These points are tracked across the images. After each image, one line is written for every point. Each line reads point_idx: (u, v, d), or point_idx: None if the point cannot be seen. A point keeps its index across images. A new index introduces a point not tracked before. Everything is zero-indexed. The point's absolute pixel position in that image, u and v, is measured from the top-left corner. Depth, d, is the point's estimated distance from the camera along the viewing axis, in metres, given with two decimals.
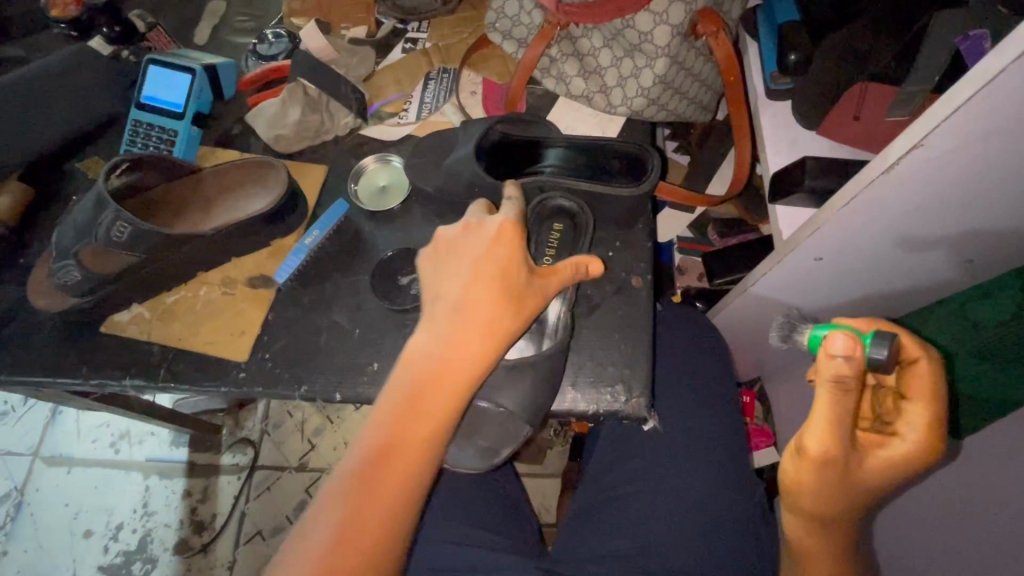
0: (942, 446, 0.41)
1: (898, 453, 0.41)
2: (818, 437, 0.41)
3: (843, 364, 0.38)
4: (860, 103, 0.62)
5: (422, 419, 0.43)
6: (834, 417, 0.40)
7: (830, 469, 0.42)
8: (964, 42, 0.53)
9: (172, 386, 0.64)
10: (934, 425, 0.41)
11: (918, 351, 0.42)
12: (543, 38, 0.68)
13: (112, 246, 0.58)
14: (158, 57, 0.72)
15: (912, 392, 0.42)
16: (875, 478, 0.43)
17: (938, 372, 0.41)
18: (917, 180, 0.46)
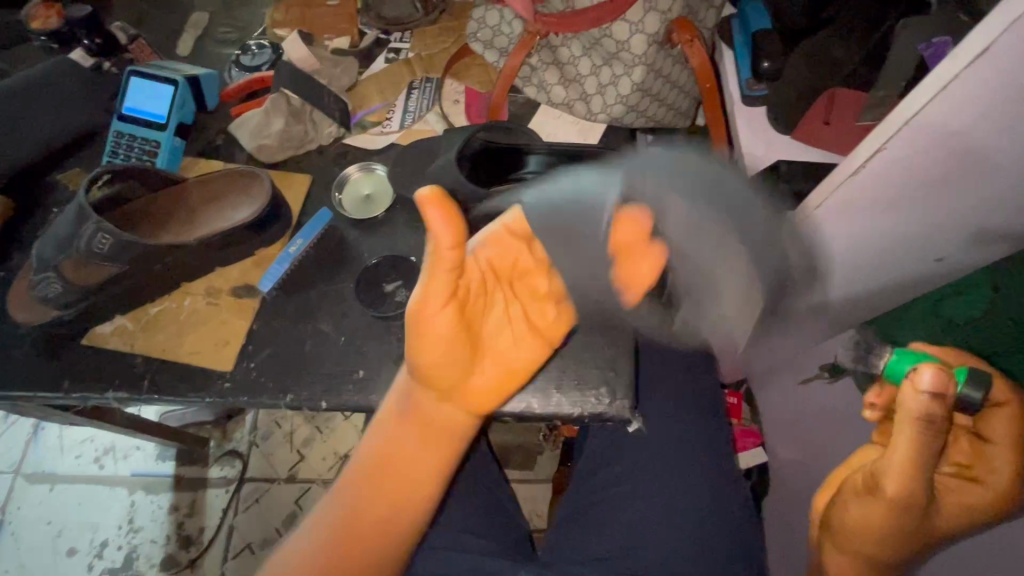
0: (1022, 496, 0.46)
1: (981, 501, 0.47)
2: (898, 481, 0.44)
3: (934, 404, 0.42)
4: (830, 108, 0.66)
5: (414, 433, 0.56)
6: (912, 458, 0.44)
7: (910, 511, 0.46)
8: (929, 49, 0.56)
9: (156, 397, 0.63)
10: (1021, 473, 0.46)
11: (1009, 395, 0.47)
12: (523, 48, 0.69)
13: (95, 256, 0.59)
14: (141, 68, 0.72)
15: (999, 436, 0.47)
16: (953, 522, 0.48)
17: (1021, 421, 0.46)
18: (882, 183, 0.48)
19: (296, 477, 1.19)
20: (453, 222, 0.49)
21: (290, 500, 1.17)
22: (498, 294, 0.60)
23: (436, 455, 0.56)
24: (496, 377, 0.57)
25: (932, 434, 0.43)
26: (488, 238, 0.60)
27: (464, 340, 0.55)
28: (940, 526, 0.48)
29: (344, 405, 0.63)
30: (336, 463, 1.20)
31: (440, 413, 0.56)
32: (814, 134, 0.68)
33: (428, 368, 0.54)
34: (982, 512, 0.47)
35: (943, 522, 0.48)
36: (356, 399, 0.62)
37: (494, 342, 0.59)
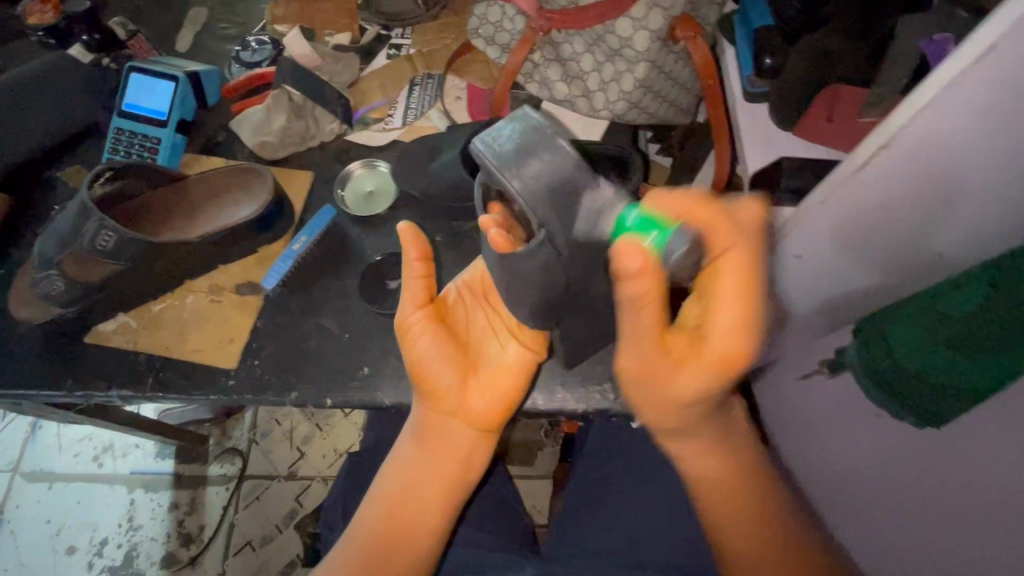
0: (744, 348, 0.45)
1: (699, 362, 0.46)
2: (632, 358, 0.48)
3: (643, 280, 0.42)
4: (833, 103, 0.66)
5: (432, 455, 0.58)
6: (640, 334, 0.46)
7: (653, 380, 0.48)
8: (929, 46, 0.59)
9: (160, 395, 0.63)
10: (740, 325, 0.44)
11: (728, 243, 0.45)
12: (526, 43, 0.69)
13: (97, 254, 0.58)
14: (141, 64, 0.72)
15: (721, 286, 0.45)
16: (683, 390, 0.48)
17: (743, 266, 0.44)
18: (886, 181, 0.48)
19: (296, 474, 1.19)
20: (422, 254, 0.58)
21: (291, 498, 1.17)
22: (478, 312, 0.63)
23: (451, 473, 0.58)
24: (488, 389, 0.59)
25: (659, 299, 0.45)
26: (468, 272, 0.66)
27: (449, 346, 0.58)
28: (688, 390, 0.48)
29: (349, 401, 0.63)
30: (336, 460, 1.19)
31: (440, 425, 0.59)
32: (814, 130, 0.68)
33: (419, 373, 0.58)
34: (715, 370, 0.46)
35: (681, 383, 0.47)
36: (362, 397, 0.63)
37: (483, 356, 0.61)
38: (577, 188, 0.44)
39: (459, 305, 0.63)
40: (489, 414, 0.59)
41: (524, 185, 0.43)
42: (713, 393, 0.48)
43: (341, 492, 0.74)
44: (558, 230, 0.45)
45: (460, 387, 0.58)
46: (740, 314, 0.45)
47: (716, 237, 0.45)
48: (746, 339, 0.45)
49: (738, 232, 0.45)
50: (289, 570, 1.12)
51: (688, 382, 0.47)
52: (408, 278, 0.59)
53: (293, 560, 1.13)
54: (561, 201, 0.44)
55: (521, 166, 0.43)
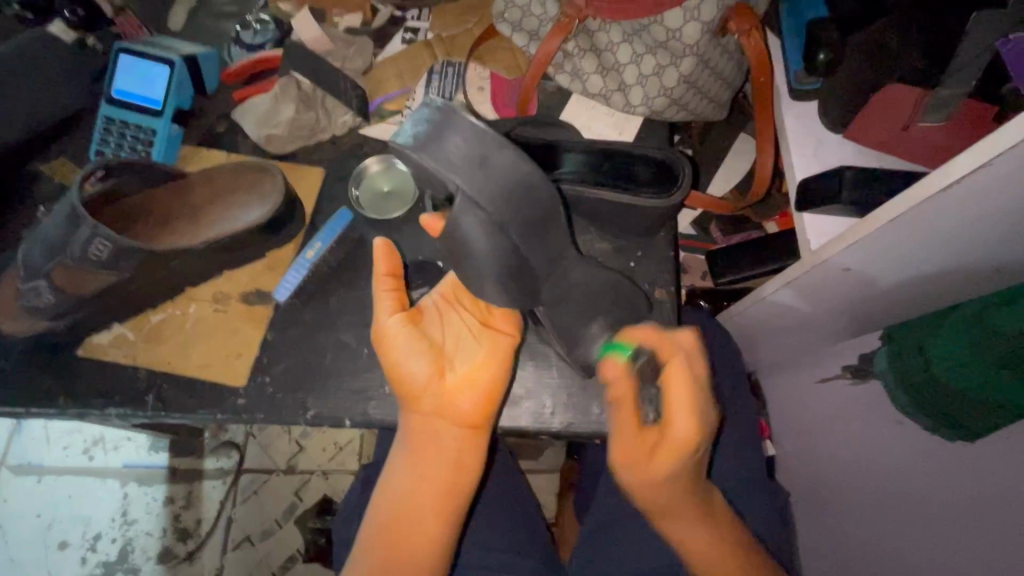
0: (700, 425, 0.48)
1: (669, 443, 0.48)
2: (617, 447, 0.51)
3: (620, 382, 0.51)
4: (914, 112, 0.58)
5: (430, 464, 0.54)
6: (624, 424, 0.51)
7: (636, 468, 0.51)
8: (1005, 46, 0.51)
9: (162, 413, 0.58)
10: (693, 407, 0.48)
11: (669, 354, 0.50)
12: (561, 31, 0.62)
13: (90, 264, 0.53)
14: (130, 45, 0.65)
15: (672, 379, 0.49)
16: (661, 473, 0.49)
17: (683, 364, 0.49)
18: (975, 199, 0.43)
19: (295, 468, 1.14)
20: (387, 268, 0.55)
21: (291, 492, 1.13)
22: (454, 314, 0.57)
23: (454, 481, 0.54)
24: (467, 383, 0.54)
25: (628, 403, 0.51)
26: (441, 281, 0.60)
27: (421, 342, 0.54)
28: (663, 476, 0.49)
29: (370, 420, 0.59)
30: (336, 454, 1.15)
31: (426, 430, 0.54)
32: (876, 133, 0.62)
33: (396, 376, 0.54)
34: (683, 450, 0.48)
35: (658, 467, 0.49)
36: (383, 416, 0.59)
37: (459, 353, 0.56)
38: (491, 151, 0.42)
39: (433, 310, 0.57)
40: (474, 411, 0.54)
41: (439, 159, 0.42)
42: (683, 480, 0.51)
43: (351, 505, 0.70)
44: (479, 192, 0.43)
45: (437, 382, 0.54)
46: (689, 397, 0.48)
47: (662, 347, 0.51)
48: (696, 426, 0.48)
49: (678, 349, 0.50)
50: (289, 566, 1.09)
51: (660, 469, 0.49)
52: (378, 291, 0.56)
53: (294, 555, 1.10)
54: (478, 168, 0.42)
55: (430, 140, 0.42)
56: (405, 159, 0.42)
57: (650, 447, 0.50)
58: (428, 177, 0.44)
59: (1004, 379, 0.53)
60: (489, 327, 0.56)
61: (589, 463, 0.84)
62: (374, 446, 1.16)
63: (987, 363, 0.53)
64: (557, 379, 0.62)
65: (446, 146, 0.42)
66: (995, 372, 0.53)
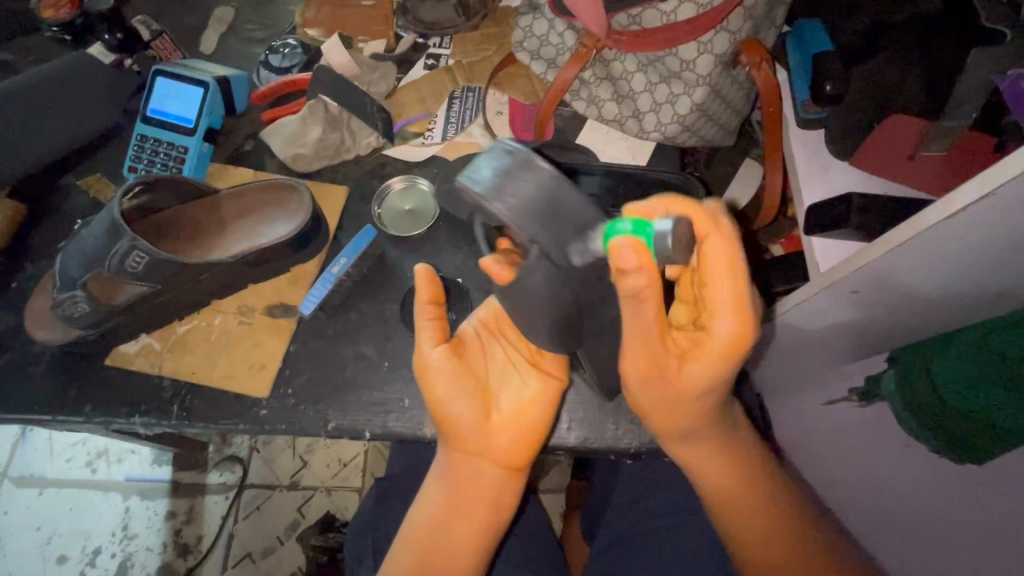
0: (749, 322, 0.45)
1: (722, 340, 0.45)
2: (638, 354, 0.46)
3: (641, 272, 0.40)
4: (918, 144, 0.61)
5: (469, 504, 0.54)
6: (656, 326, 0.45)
7: (673, 365, 0.47)
8: (1003, 82, 0.52)
9: (184, 423, 0.59)
10: (740, 304, 0.45)
11: (708, 229, 0.44)
12: (578, 59, 0.65)
13: (127, 275, 0.55)
14: (167, 68, 0.68)
15: (714, 273, 0.45)
16: (699, 378, 0.47)
17: (730, 248, 0.44)
18: (978, 229, 0.45)
19: (298, 484, 1.14)
20: (432, 296, 0.54)
21: (293, 508, 1.12)
22: (496, 346, 0.58)
23: (489, 521, 0.54)
24: (511, 423, 0.55)
25: (657, 293, 0.42)
26: (482, 308, 0.60)
27: (466, 382, 0.54)
28: (694, 384, 0.48)
29: (388, 433, 0.60)
30: (340, 470, 1.14)
31: (465, 465, 0.55)
32: (881, 162, 0.65)
33: (439, 413, 0.53)
34: (727, 354, 0.46)
35: (688, 377, 0.48)
36: (402, 429, 0.60)
37: (503, 391, 0.56)
38: (567, 202, 0.41)
39: (475, 342, 0.58)
40: (516, 451, 0.55)
41: (512, 213, 0.40)
42: (717, 388, 0.49)
43: (364, 519, 0.70)
44: (553, 247, 0.41)
45: (483, 425, 0.53)
46: (736, 285, 0.45)
47: (699, 224, 0.44)
48: (744, 321, 0.45)
49: (714, 225, 0.44)
50: None
51: (694, 374, 0.47)
52: (419, 320, 0.54)
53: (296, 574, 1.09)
54: (549, 217, 0.40)
55: (507, 189, 0.40)
56: (466, 201, 0.41)
57: (680, 354, 0.48)
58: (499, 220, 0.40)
59: (1015, 401, 0.54)
60: (534, 365, 0.56)
61: (598, 482, 0.84)
62: (380, 463, 1.16)
63: (998, 386, 0.54)
64: (573, 395, 0.63)
65: (523, 197, 0.40)
66: (1005, 394, 0.54)
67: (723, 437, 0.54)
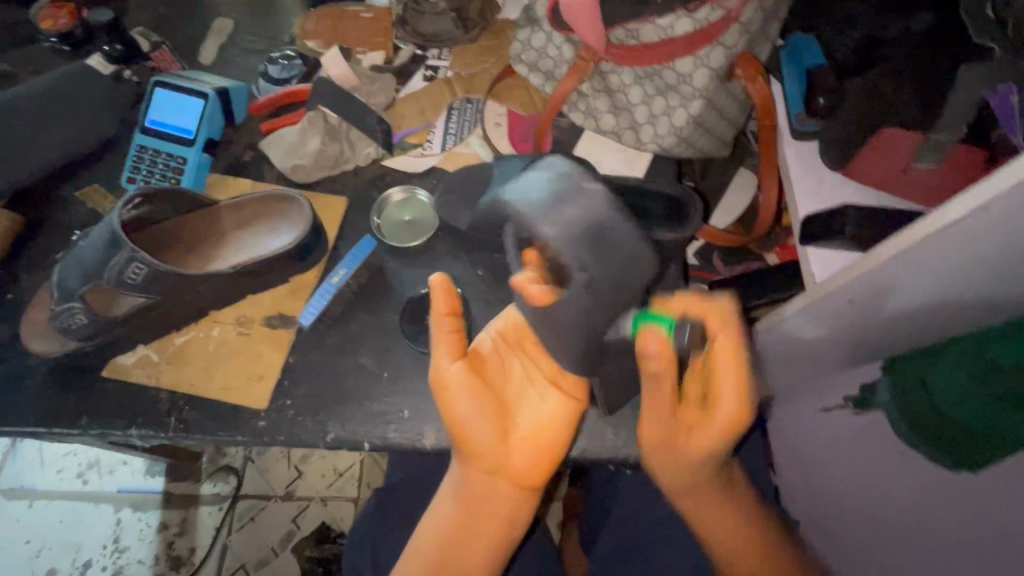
0: (749, 406, 0.51)
1: (725, 419, 0.50)
2: (652, 427, 0.51)
3: (657, 357, 0.48)
4: (912, 157, 0.61)
5: (483, 522, 0.53)
6: (666, 402, 0.50)
7: (680, 439, 0.51)
8: (993, 97, 0.55)
9: (181, 435, 0.59)
10: (743, 391, 0.50)
11: (718, 326, 0.50)
12: (576, 73, 0.66)
13: (127, 287, 0.55)
14: (167, 79, 0.68)
15: (721, 362, 0.50)
16: (702, 451, 0.51)
17: (736, 340, 0.50)
18: (979, 243, 0.46)
19: (293, 494, 1.13)
20: (448, 305, 0.55)
21: (288, 519, 1.11)
22: (514, 361, 0.57)
23: (499, 537, 0.54)
24: (530, 443, 0.54)
25: (670, 376, 0.49)
26: (500, 319, 0.59)
27: (484, 401, 0.53)
28: (697, 457, 0.52)
29: (387, 444, 0.59)
30: (335, 481, 1.14)
31: (480, 484, 0.54)
32: (876, 175, 0.65)
33: (456, 431, 0.53)
34: (728, 433, 0.51)
35: (696, 446, 0.51)
36: (401, 440, 0.59)
37: (522, 409, 0.55)
38: (613, 227, 0.42)
39: (493, 357, 0.57)
40: (533, 472, 0.54)
41: (557, 233, 0.41)
42: (717, 463, 0.53)
43: (362, 530, 0.70)
44: (595, 269, 0.42)
45: (501, 445, 0.53)
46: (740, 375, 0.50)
47: (710, 319, 0.50)
48: (743, 407, 0.50)
49: (725, 320, 0.50)
50: None
51: (700, 445, 0.51)
52: (436, 330, 0.55)
53: None
54: (599, 244, 0.42)
55: (556, 211, 0.42)
56: (513, 218, 0.43)
57: (687, 427, 0.52)
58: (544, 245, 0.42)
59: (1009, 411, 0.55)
60: (553, 382, 0.55)
61: (596, 491, 0.83)
62: (376, 472, 1.15)
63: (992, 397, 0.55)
64: None
65: (572, 220, 0.41)
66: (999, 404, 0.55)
67: (729, 499, 0.55)
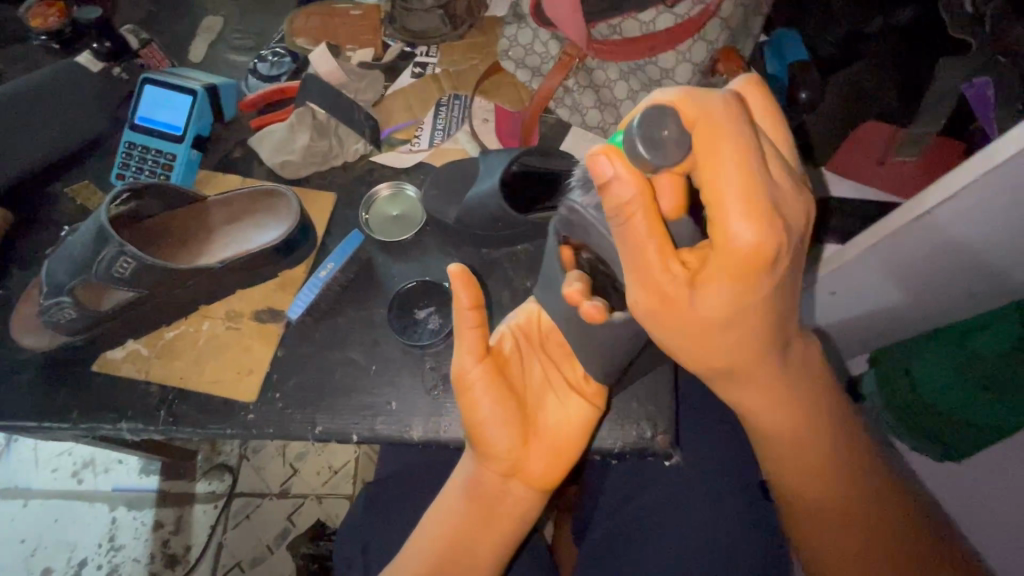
0: (777, 227, 0.38)
1: (740, 250, 0.39)
2: (634, 287, 0.43)
3: (619, 182, 0.40)
4: (889, 147, 0.65)
5: (495, 519, 0.54)
6: (647, 250, 0.41)
7: (675, 295, 0.42)
8: (969, 88, 0.58)
9: (171, 429, 0.60)
10: (762, 211, 0.38)
11: (709, 132, 0.39)
12: (561, 69, 0.66)
13: (114, 281, 0.56)
14: (155, 76, 0.69)
15: (718, 173, 0.39)
16: (710, 309, 0.42)
17: (740, 149, 0.38)
18: (949, 230, 0.48)
19: (288, 492, 1.13)
20: (473, 299, 0.52)
21: (283, 516, 1.12)
22: (535, 360, 0.58)
23: (509, 535, 0.55)
24: (548, 445, 0.55)
25: (642, 207, 0.40)
26: (519, 314, 0.59)
27: (506, 402, 0.54)
28: (714, 310, 0.42)
29: (376, 436, 0.60)
30: (330, 478, 1.14)
31: (493, 481, 0.55)
32: (856, 168, 0.69)
33: (474, 430, 0.53)
34: (753, 261, 0.39)
35: (699, 305, 0.42)
36: (388, 432, 0.60)
37: (542, 410, 0.56)
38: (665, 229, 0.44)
39: (515, 355, 0.57)
40: (549, 473, 0.55)
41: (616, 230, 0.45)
42: (743, 309, 0.42)
43: (353, 523, 0.70)
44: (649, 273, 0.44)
45: (520, 447, 0.54)
46: (752, 173, 0.38)
47: (699, 129, 0.39)
48: (763, 233, 0.38)
49: (722, 124, 0.39)
50: None
51: (707, 302, 0.42)
52: (459, 324, 0.53)
53: None
54: None
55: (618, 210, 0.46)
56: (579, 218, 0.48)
57: (688, 280, 0.42)
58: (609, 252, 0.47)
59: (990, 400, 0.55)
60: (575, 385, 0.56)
61: None
62: (371, 469, 1.15)
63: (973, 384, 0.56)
64: None
65: None
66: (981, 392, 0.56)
67: (778, 374, 0.50)
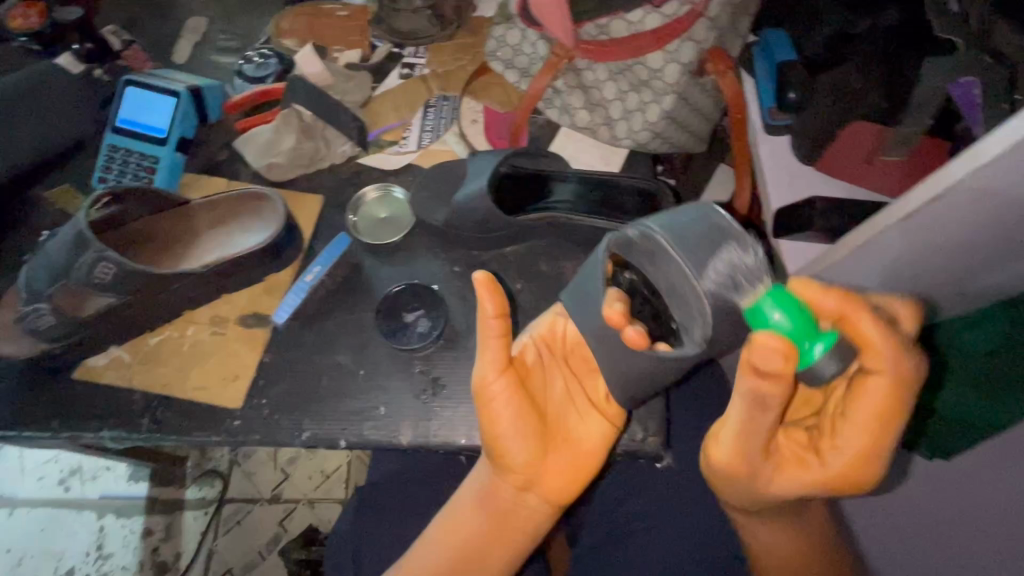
0: (863, 480, 0.44)
1: (830, 474, 0.44)
2: (726, 448, 0.46)
3: (772, 365, 0.39)
4: (876, 146, 0.63)
5: (507, 533, 0.54)
6: (747, 435, 0.45)
7: (760, 469, 0.46)
8: (955, 89, 0.56)
9: (155, 436, 0.59)
10: (863, 457, 0.43)
11: (877, 367, 0.41)
12: (549, 69, 0.65)
13: (95, 287, 0.55)
14: (138, 78, 0.68)
15: (856, 412, 0.42)
16: (782, 491, 0.47)
17: (888, 393, 0.41)
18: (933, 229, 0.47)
19: (280, 498, 1.12)
20: (497, 308, 0.50)
21: (275, 522, 1.10)
22: (557, 375, 0.57)
23: (522, 549, 0.55)
24: (567, 460, 0.55)
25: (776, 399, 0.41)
26: (541, 324, 0.58)
27: (528, 418, 0.53)
28: (775, 498, 0.48)
29: (364, 441, 0.59)
30: (322, 483, 1.13)
31: (505, 493, 0.54)
32: (846, 166, 0.67)
33: (493, 446, 0.52)
34: (830, 482, 0.44)
35: (774, 488, 0.47)
36: (377, 438, 0.59)
37: (562, 425, 0.56)
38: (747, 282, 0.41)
39: (535, 367, 0.57)
40: (565, 488, 0.55)
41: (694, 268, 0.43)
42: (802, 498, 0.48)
43: (344, 529, 0.69)
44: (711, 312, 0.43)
45: (538, 463, 0.53)
46: (874, 434, 0.42)
47: (868, 356, 0.41)
48: (859, 467, 0.43)
49: (892, 360, 0.40)
50: None
51: (781, 489, 0.46)
52: (483, 333, 0.51)
53: None
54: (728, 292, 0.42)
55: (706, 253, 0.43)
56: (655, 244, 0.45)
57: (775, 462, 0.47)
58: (670, 282, 0.45)
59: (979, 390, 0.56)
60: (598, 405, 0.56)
61: None
62: (363, 473, 1.14)
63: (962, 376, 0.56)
64: None
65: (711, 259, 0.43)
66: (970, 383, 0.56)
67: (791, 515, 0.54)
